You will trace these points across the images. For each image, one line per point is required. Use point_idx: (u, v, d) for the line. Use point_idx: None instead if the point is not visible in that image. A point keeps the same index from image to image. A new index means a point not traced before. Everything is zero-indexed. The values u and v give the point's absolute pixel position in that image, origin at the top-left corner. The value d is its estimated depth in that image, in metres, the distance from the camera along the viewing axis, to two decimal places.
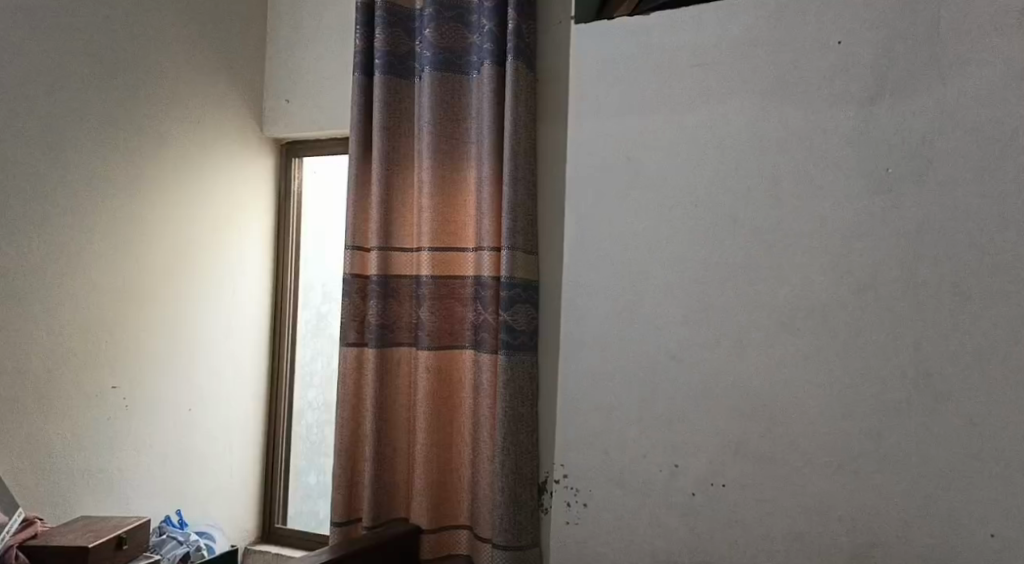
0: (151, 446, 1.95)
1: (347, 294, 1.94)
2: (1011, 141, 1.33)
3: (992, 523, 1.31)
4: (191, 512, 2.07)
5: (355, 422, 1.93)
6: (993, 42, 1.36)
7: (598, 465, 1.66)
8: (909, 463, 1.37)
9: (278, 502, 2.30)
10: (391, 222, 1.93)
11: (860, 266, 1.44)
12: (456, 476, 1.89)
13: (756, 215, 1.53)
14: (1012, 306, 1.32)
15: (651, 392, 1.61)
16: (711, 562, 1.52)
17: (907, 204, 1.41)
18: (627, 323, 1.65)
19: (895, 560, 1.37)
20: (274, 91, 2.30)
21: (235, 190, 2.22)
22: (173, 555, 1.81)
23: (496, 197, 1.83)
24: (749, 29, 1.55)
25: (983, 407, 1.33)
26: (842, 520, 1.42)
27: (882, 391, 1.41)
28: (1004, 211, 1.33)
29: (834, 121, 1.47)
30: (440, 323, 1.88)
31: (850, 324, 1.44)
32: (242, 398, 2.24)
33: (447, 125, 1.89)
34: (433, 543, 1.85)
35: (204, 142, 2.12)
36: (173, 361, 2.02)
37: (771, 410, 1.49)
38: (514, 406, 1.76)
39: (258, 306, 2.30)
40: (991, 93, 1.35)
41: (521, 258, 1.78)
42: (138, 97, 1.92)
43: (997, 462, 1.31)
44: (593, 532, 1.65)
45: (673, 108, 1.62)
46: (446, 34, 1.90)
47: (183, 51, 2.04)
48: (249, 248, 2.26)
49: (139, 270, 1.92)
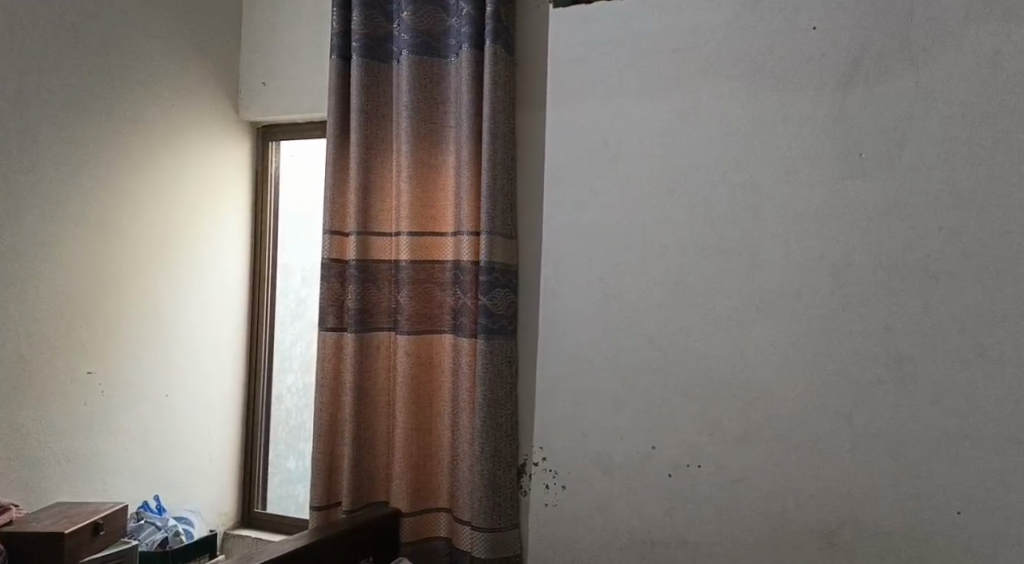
0: (127, 432, 1.94)
1: (326, 279, 1.93)
2: (980, 129, 1.36)
3: (959, 500, 1.35)
4: (169, 497, 2.06)
5: (334, 406, 1.93)
6: (963, 31, 1.38)
7: (576, 446, 1.68)
8: (881, 442, 1.40)
9: (257, 486, 2.30)
10: (370, 206, 1.92)
11: (833, 251, 1.46)
12: (436, 460, 1.89)
13: (732, 201, 1.54)
14: (980, 288, 1.35)
15: (629, 375, 1.63)
16: (687, 540, 1.55)
17: (878, 189, 1.43)
18: (606, 308, 1.66)
19: (865, 537, 1.41)
20: (250, 74, 2.27)
21: (213, 174, 2.20)
22: (151, 541, 1.83)
23: (475, 181, 1.82)
24: (727, 15, 1.56)
25: (951, 388, 1.36)
26: (815, 499, 1.45)
27: (854, 373, 1.43)
28: (974, 196, 1.36)
29: (809, 106, 1.49)
30: (419, 308, 1.87)
31: (824, 307, 1.46)
32: (220, 383, 2.23)
33: (426, 108, 1.87)
34: (412, 526, 1.86)
35: (180, 125, 2.09)
36: (149, 346, 2.00)
37: (746, 392, 1.51)
38: (494, 389, 1.77)
39: (236, 292, 2.28)
40: (961, 82, 1.38)
41: (501, 242, 1.78)
42: (112, 82, 1.89)
43: (965, 440, 1.35)
44: (572, 512, 1.68)
45: (650, 93, 1.62)
46: (425, 17, 1.88)
47: (158, 32, 2.01)
48: (227, 233, 2.25)
49: (119, 258, 1.91)
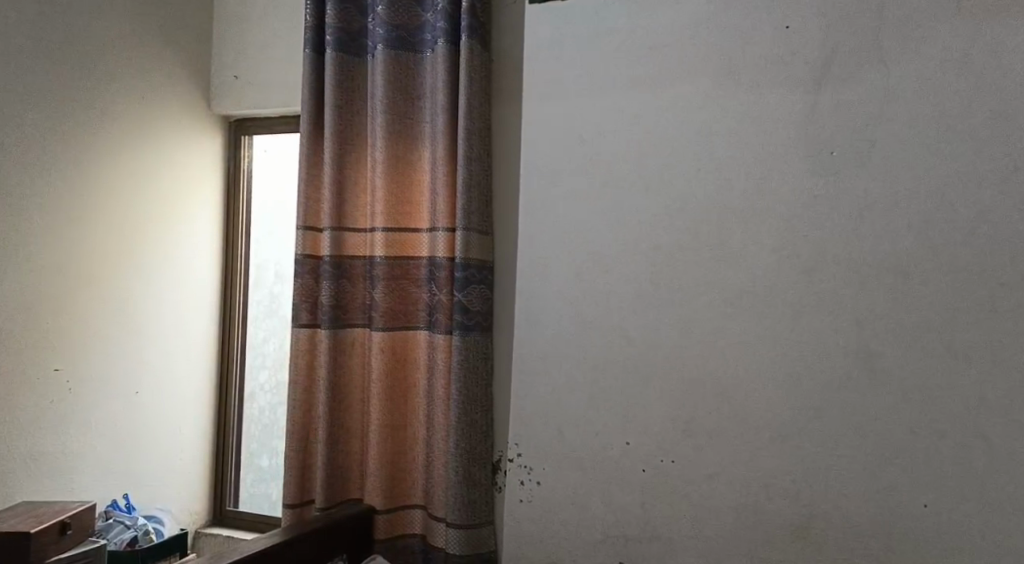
0: (95, 429, 1.91)
1: (299, 274, 1.92)
2: (947, 127, 1.38)
3: (926, 493, 1.37)
4: (139, 496, 2.04)
5: (308, 403, 1.92)
6: (932, 31, 1.40)
7: (551, 442, 1.68)
8: (851, 437, 1.42)
9: (229, 485, 2.28)
10: (344, 201, 1.91)
11: (805, 248, 1.47)
12: (410, 458, 1.88)
13: (705, 197, 1.55)
14: (947, 284, 1.37)
15: (604, 371, 1.63)
16: (661, 535, 1.56)
17: (849, 186, 1.44)
18: (580, 303, 1.66)
19: (834, 530, 1.42)
20: (221, 67, 2.24)
21: (185, 169, 2.17)
22: (120, 540, 1.80)
23: (450, 177, 1.80)
24: (701, 12, 1.57)
25: (919, 383, 1.38)
26: (786, 493, 1.46)
27: (825, 368, 1.45)
28: (941, 194, 1.38)
29: (782, 104, 1.50)
30: (394, 305, 1.86)
31: (795, 303, 1.47)
32: (191, 380, 2.20)
33: (400, 103, 1.86)
34: (386, 524, 1.84)
35: (150, 119, 2.06)
36: (118, 343, 1.97)
37: (718, 388, 1.52)
38: (469, 386, 1.75)
39: (209, 288, 2.26)
40: (929, 81, 1.39)
41: (476, 239, 1.76)
42: (80, 74, 1.86)
43: (932, 434, 1.37)
44: (546, 508, 1.68)
45: (623, 90, 1.63)
46: (400, 11, 1.87)
47: (127, 23, 1.98)
48: (199, 229, 2.22)
49: (87, 252, 1.88)
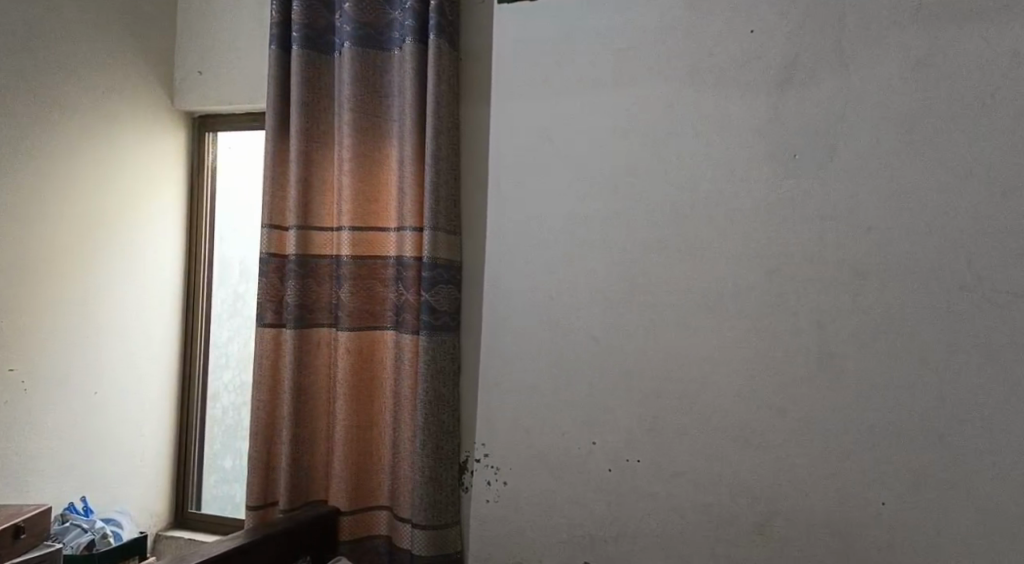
0: (51, 431, 1.86)
1: (263, 273, 1.89)
2: (907, 132, 1.41)
3: (883, 491, 1.39)
4: (97, 498, 1.99)
5: (272, 404, 1.89)
6: (892, 37, 1.42)
7: (518, 443, 1.68)
8: (812, 437, 1.44)
9: (191, 486, 2.24)
10: (310, 200, 1.89)
11: (768, 249, 1.49)
12: (376, 458, 1.86)
13: (671, 200, 1.56)
14: (905, 286, 1.40)
15: (570, 372, 1.63)
16: (625, 535, 1.57)
17: (811, 190, 1.46)
18: (548, 304, 1.66)
19: (795, 529, 1.44)
20: (186, 63, 2.20)
21: (146, 166, 2.13)
22: (76, 544, 1.77)
23: (418, 176, 1.79)
24: (668, 15, 1.58)
25: (877, 383, 1.41)
26: (749, 493, 1.48)
27: (787, 369, 1.46)
28: (899, 198, 1.41)
29: (746, 106, 1.51)
30: (361, 305, 1.84)
31: (758, 304, 1.49)
32: (152, 380, 2.16)
33: (366, 102, 1.84)
34: (351, 525, 1.83)
35: (111, 114, 2.02)
36: (75, 343, 1.92)
37: (683, 390, 1.53)
38: (436, 385, 1.72)
39: (171, 287, 2.22)
40: (889, 87, 1.42)
41: (444, 239, 1.74)
42: (36, 66, 1.81)
43: (890, 433, 1.39)
44: (512, 508, 1.68)
45: (591, 91, 1.63)
46: (368, 9, 1.85)
47: (87, 16, 1.94)
48: (162, 226, 2.19)
49: (43, 249, 1.83)
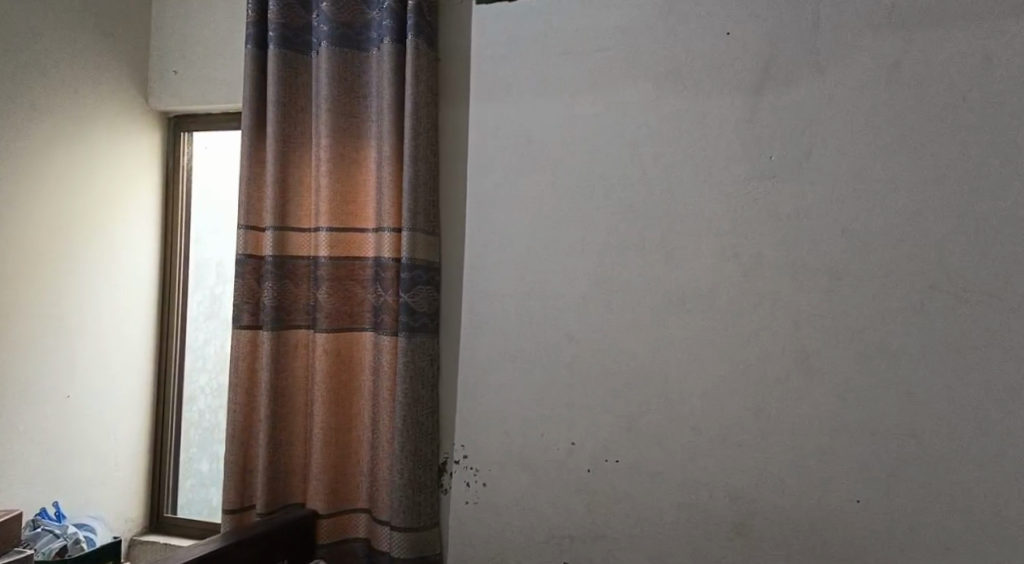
0: (22, 436, 1.83)
1: (240, 274, 1.88)
2: (881, 133, 1.42)
3: (859, 489, 1.41)
4: (70, 503, 1.96)
5: (249, 407, 1.88)
6: (866, 39, 1.44)
7: (497, 444, 1.67)
8: (789, 436, 1.45)
9: (167, 490, 2.22)
10: (287, 201, 1.87)
11: (745, 249, 1.49)
12: (354, 460, 1.85)
13: (649, 200, 1.56)
14: (880, 285, 1.41)
15: (549, 373, 1.63)
16: (604, 535, 1.57)
17: (786, 190, 1.47)
18: (527, 304, 1.66)
19: (772, 528, 1.45)
20: (161, 62, 2.18)
21: (121, 167, 2.11)
22: (48, 550, 1.76)
23: (396, 176, 1.78)
24: (646, 17, 1.58)
25: (853, 382, 1.42)
26: (727, 492, 1.49)
27: (764, 369, 1.47)
28: (874, 199, 1.42)
29: (723, 107, 1.52)
30: (339, 306, 1.83)
31: (736, 304, 1.50)
32: (127, 383, 2.13)
33: (343, 102, 1.83)
34: (330, 527, 1.81)
35: (86, 114, 1.99)
36: (47, 346, 1.89)
37: (662, 389, 1.54)
38: (414, 388, 1.71)
39: (146, 289, 2.19)
40: (863, 88, 1.43)
41: (423, 239, 1.74)
42: (8, 67, 1.78)
43: (867, 432, 1.41)
44: (492, 509, 1.67)
45: (570, 92, 1.63)
46: (345, 8, 1.84)
47: (60, 15, 1.91)
48: (137, 227, 2.16)
49: (14, 251, 1.80)
